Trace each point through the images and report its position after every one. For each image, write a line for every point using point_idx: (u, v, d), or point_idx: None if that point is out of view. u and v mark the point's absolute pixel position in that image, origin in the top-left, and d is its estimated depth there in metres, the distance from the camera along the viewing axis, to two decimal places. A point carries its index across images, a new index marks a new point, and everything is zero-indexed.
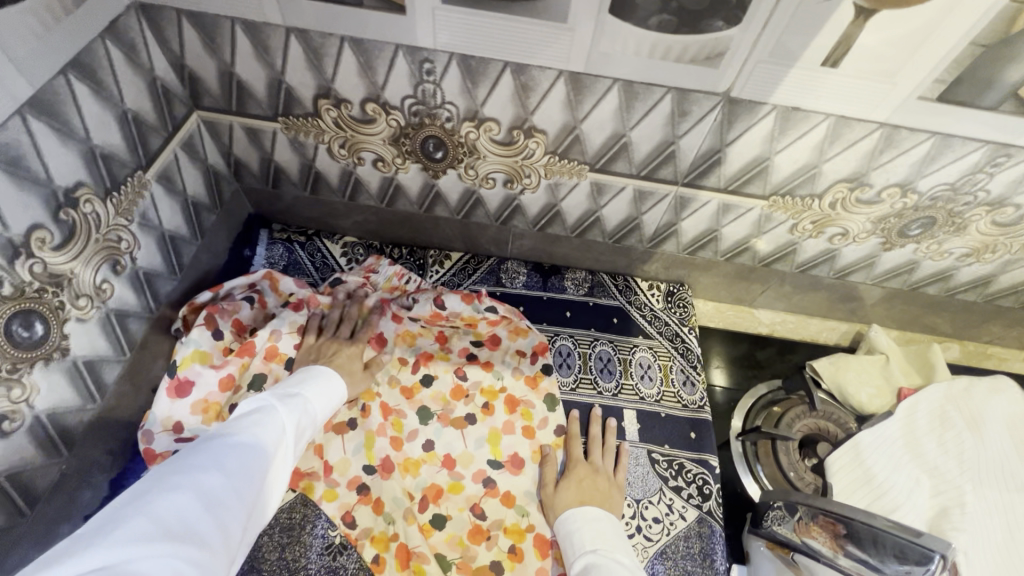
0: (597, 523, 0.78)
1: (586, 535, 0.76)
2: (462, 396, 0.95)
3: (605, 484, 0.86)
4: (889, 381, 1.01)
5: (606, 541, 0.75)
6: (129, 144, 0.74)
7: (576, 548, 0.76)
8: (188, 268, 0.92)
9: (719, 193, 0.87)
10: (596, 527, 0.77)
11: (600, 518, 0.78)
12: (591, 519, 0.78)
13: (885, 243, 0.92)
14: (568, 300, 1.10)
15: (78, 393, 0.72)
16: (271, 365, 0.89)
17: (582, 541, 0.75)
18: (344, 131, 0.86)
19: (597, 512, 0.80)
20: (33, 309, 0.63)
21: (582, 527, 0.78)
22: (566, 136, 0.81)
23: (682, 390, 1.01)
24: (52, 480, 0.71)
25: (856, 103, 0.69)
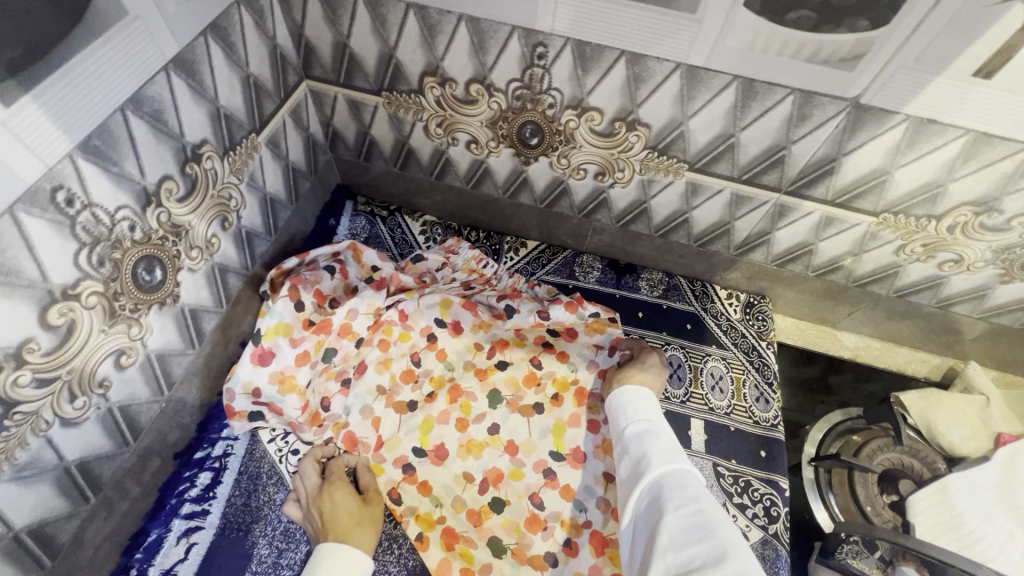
0: (644, 402, 0.76)
1: (635, 408, 0.75)
2: (534, 384, 0.94)
3: (652, 369, 0.86)
4: (986, 424, 0.93)
5: (653, 415, 0.74)
6: (247, 107, 0.77)
7: (624, 420, 0.75)
8: (281, 231, 0.96)
9: (824, 205, 0.83)
10: (639, 403, 0.76)
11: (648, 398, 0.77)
12: (638, 401, 0.76)
13: (1004, 275, 0.85)
14: (642, 300, 1.08)
15: (181, 338, 0.77)
16: (343, 342, 0.91)
17: (632, 414, 0.74)
18: (444, 110, 0.87)
19: (642, 391, 0.79)
20: (156, 255, 0.67)
21: (632, 403, 0.76)
22: (671, 132, 0.79)
23: (755, 406, 0.97)
24: (153, 415, 0.75)
25: (1005, 120, 0.64)
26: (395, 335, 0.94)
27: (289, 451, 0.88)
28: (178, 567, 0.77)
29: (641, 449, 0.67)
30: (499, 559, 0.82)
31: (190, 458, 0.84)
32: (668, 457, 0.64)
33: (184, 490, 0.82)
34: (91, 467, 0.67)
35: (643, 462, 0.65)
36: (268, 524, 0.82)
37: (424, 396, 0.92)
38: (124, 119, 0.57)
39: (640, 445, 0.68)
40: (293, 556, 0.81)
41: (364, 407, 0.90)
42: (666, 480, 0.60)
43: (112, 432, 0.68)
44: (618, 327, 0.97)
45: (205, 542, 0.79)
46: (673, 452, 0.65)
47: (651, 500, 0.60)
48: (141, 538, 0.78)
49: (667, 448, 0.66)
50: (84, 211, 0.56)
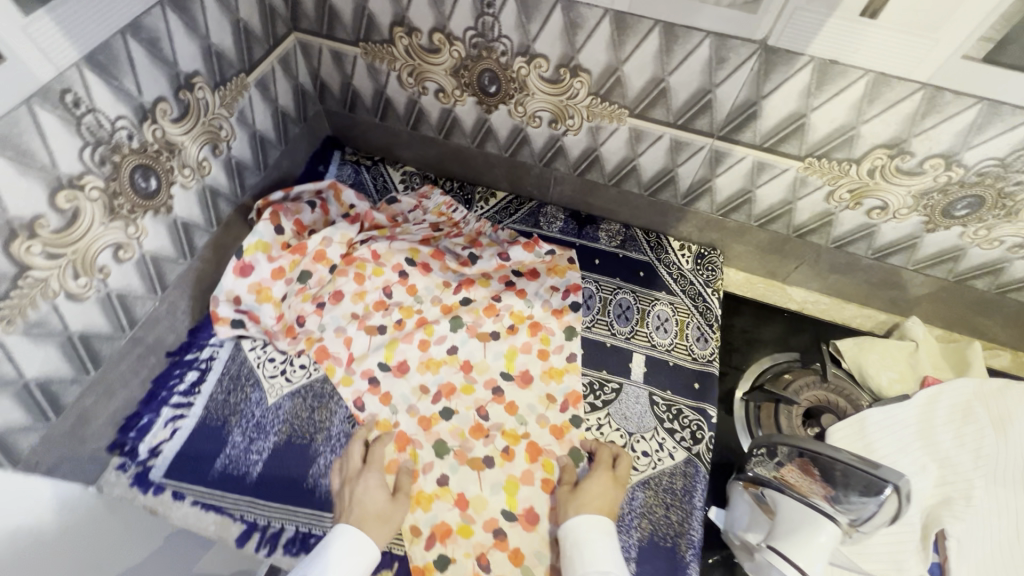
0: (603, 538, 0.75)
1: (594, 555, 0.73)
2: (493, 314, 1.05)
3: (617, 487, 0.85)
4: (914, 368, 0.98)
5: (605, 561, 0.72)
6: (237, 49, 0.89)
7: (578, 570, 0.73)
8: (271, 168, 1.08)
9: (754, 150, 0.89)
10: (593, 543, 0.75)
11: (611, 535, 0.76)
12: (596, 539, 0.75)
13: (928, 223, 0.90)
14: (600, 249, 1.15)
15: (174, 247, 0.89)
16: (317, 266, 1.01)
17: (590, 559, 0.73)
18: (413, 60, 0.97)
19: (602, 525, 0.77)
20: (151, 165, 0.79)
21: (592, 540, 0.75)
22: (609, 78, 0.87)
23: (695, 345, 1.04)
24: (147, 310, 0.88)
25: (896, 60, 0.70)
26: (369, 269, 1.04)
27: (266, 358, 0.99)
28: (163, 446, 0.90)
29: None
30: (441, 458, 0.92)
31: (182, 358, 0.96)
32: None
33: (174, 384, 0.94)
34: (91, 342, 0.79)
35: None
36: (243, 417, 0.93)
37: (393, 322, 1.03)
38: (124, 42, 0.69)
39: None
40: (261, 446, 0.91)
41: (338, 326, 1.01)
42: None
43: (110, 316, 0.81)
44: (576, 272, 1.10)
45: (188, 427, 0.92)
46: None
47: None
48: (136, 420, 0.91)
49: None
50: (89, 114, 0.68)
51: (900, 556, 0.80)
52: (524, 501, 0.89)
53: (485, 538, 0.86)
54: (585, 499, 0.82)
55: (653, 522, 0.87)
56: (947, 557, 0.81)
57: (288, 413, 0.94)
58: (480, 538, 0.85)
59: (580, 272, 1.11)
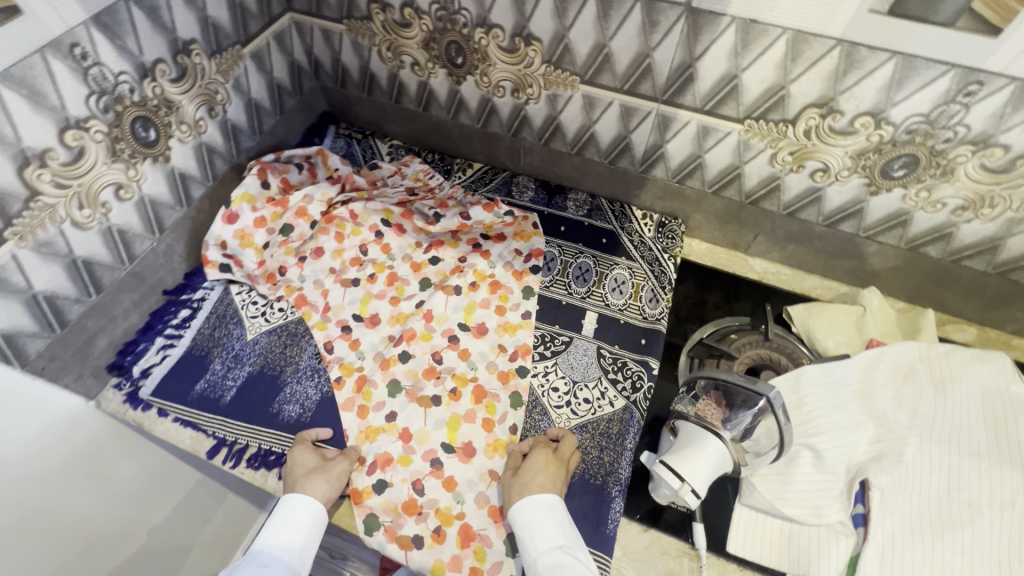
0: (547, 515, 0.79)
1: (540, 537, 0.78)
2: (457, 272, 1.12)
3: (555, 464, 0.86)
4: (861, 331, 0.99)
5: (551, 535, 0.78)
6: (233, 22, 1.01)
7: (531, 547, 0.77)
8: (267, 135, 1.20)
9: (697, 114, 0.94)
10: (541, 523, 0.79)
11: (553, 512, 0.80)
12: (538, 519, 0.79)
13: (869, 184, 0.92)
14: (566, 217, 1.21)
15: (172, 194, 1.01)
16: (298, 220, 1.12)
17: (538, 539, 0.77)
18: (389, 34, 1.07)
19: (543, 502, 0.80)
20: (151, 118, 0.91)
21: (540, 520, 0.79)
22: (558, 46, 0.94)
23: (647, 305, 1.08)
24: (146, 248, 1.00)
25: (810, 17, 0.74)
26: (348, 229, 1.15)
27: (249, 300, 1.10)
28: (153, 368, 1.02)
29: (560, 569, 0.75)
30: (393, 397, 0.99)
31: (177, 297, 1.08)
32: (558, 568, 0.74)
33: (169, 318, 1.06)
34: (94, 269, 0.92)
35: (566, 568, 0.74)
36: (224, 349, 1.04)
37: (366, 276, 1.12)
38: (127, 7, 0.81)
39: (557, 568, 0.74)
40: (237, 374, 1.02)
41: (317, 279, 1.11)
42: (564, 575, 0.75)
43: (111, 248, 0.93)
44: (540, 238, 1.16)
45: (176, 356, 1.03)
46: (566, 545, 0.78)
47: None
48: (133, 346, 1.03)
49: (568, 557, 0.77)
50: (95, 66, 0.81)
51: (821, 501, 0.83)
52: (463, 437, 0.95)
53: (422, 466, 0.93)
54: (532, 478, 0.84)
55: (584, 461, 0.92)
56: (870, 507, 0.82)
57: (263, 348, 1.05)
58: (417, 466, 0.92)
59: (544, 237, 1.17)
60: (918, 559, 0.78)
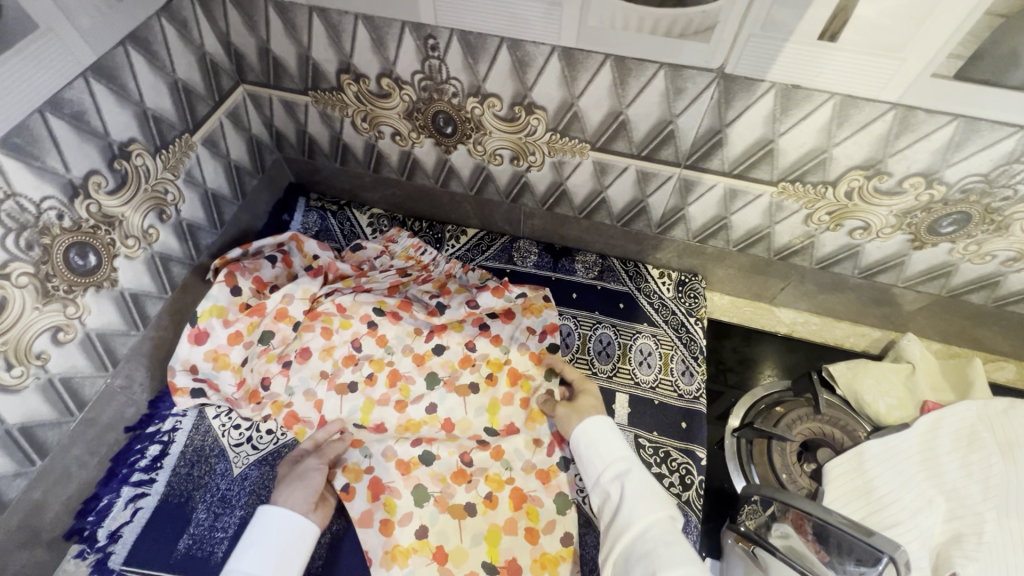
0: (615, 438, 0.82)
1: (602, 450, 0.80)
2: (469, 365, 1.00)
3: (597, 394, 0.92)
4: (913, 392, 0.93)
5: (625, 455, 0.79)
6: (177, 109, 0.85)
7: (599, 464, 0.80)
8: (228, 225, 1.04)
9: (725, 177, 0.85)
10: (603, 436, 0.82)
11: (613, 434, 0.82)
12: (604, 434, 0.82)
13: (914, 241, 0.85)
14: (577, 282, 1.10)
15: (123, 320, 0.85)
16: (279, 325, 0.98)
17: (604, 455, 0.80)
18: (364, 105, 0.93)
19: (607, 422, 0.84)
20: (88, 241, 0.75)
21: (602, 437, 0.82)
22: (566, 114, 0.83)
23: (680, 380, 0.99)
24: (98, 390, 0.83)
25: (861, 82, 0.65)
26: (336, 323, 1.00)
27: (231, 425, 0.94)
28: (123, 529, 0.85)
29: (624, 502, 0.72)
30: (421, 507, 0.87)
31: (142, 432, 0.91)
32: (642, 496, 0.72)
33: (134, 460, 0.89)
34: (34, 433, 0.75)
35: (629, 510, 0.71)
36: (207, 491, 0.88)
37: (364, 378, 0.98)
38: (43, 120, 0.65)
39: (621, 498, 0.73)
40: (227, 522, 0.86)
41: (307, 389, 0.96)
42: (652, 539, 0.66)
43: (54, 402, 0.77)
44: (553, 310, 1.04)
45: (150, 507, 0.87)
46: (654, 501, 0.71)
47: (637, 562, 0.65)
48: (94, 503, 0.85)
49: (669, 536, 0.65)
50: (8, 199, 0.64)
51: None
52: (506, 553, 0.85)
53: None
54: (581, 406, 0.88)
55: None
56: None
57: (254, 484, 0.89)
58: None
59: (556, 309, 1.05)
60: None
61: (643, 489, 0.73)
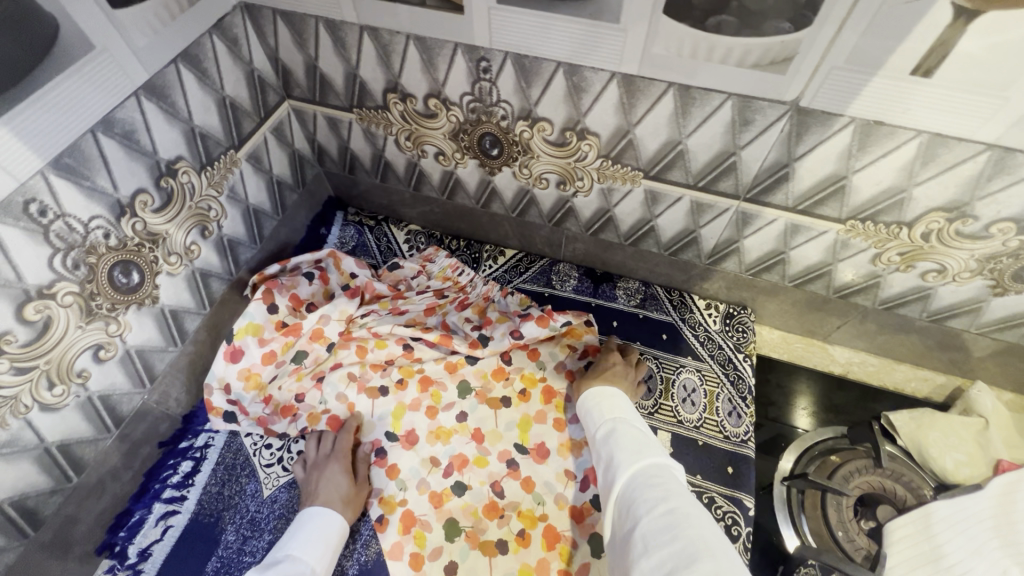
0: (616, 400, 0.80)
1: (602, 409, 0.79)
2: (503, 378, 0.98)
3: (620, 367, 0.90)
4: (985, 449, 0.85)
5: (621, 413, 0.77)
6: (224, 126, 0.84)
7: (595, 421, 0.78)
8: (268, 239, 1.03)
9: (787, 213, 0.80)
10: (605, 397, 0.81)
11: (617, 394, 0.82)
12: (610, 396, 0.81)
13: (995, 286, 0.78)
14: (618, 310, 1.06)
15: (162, 336, 0.84)
16: (314, 345, 0.96)
17: (601, 414, 0.78)
18: (409, 124, 0.91)
19: (616, 392, 0.82)
20: (132, 259, 0.74)
21: (602, 402, 0.80)
22: (620, 140, 0.79)
23: (726, 421, 0.93)
24: (135, 406, 0.83)
25: (954, 121, 0.60)
26: (371, 344, 0.98)
27: (263, 445, 0.94)
28: (153, 547, 0.84)
29: (612, 451, 0.70)
30: (451, 542, 0.84)
31: (175, 447, 0.91)
32: (637, 450, 0.67)
33: (167, 476, 0.88)
34: (72, 449, 0.75)
35: (616, 461, 0.68)
36: (236, 513, 0.87)
37: (395, 382, 0.96)
38: (94, 139, 0.65)
39: (609, 446, 0.71)
40: (255, 546, 0.85)
41: (338, 393, 0.94)
42: (637, 481, 0.62)
43: (92, 419, 0.76)
44: (595, 335, 0.99)
45: (180, 525, 0.86)
46: (644, 446, 0.68)
47: (627, 504, 0.61)
48: (126, 518, 0.85)
49: (650, 475, 0.62)
50: (57, 220, 0.64)
51: None
52: None
53: None
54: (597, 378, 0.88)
55: None
56: None
57: (284, 508, 0.88)
58: None
59: (598, 335, 1.00)
60: None
61: (638, 441, 0.70)
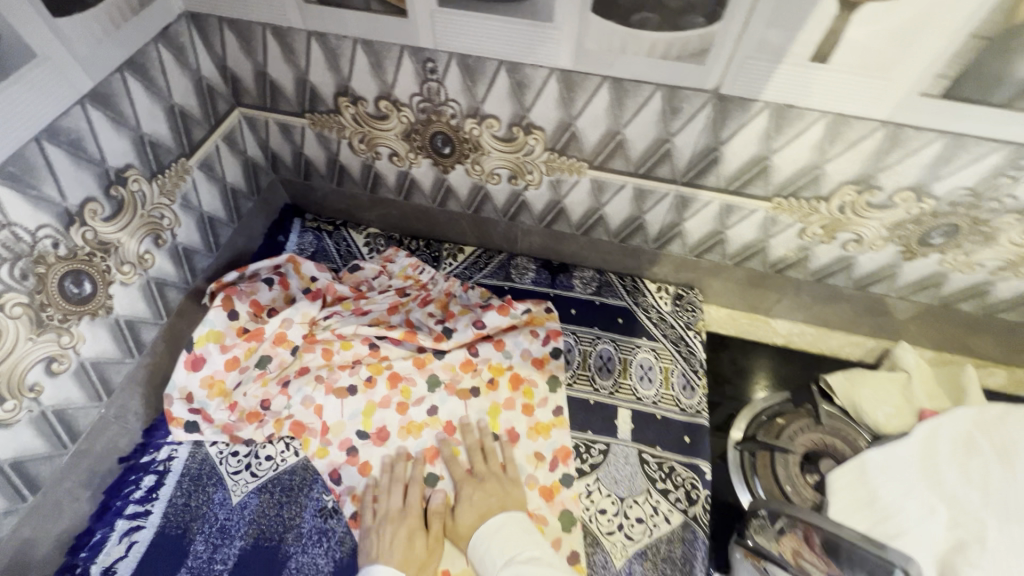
0: (512, 530, 0.77)
1: (502, 544, 0.75)
2: (471, 369, 1.01)
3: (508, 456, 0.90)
4: (909, 400, 0.94)
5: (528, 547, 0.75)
6: (174, 134, 0.85)
7: (493, 559, 0.74)
8: (224, 248, 1.03)
9: (721, 194, 0.86)
10: (505, 528, 0.78)
11: (512, 523, 0.78)
12: (512, 523, 0.78)
13: (905, 252, 0.87)
14: (575, 298, 1.10)
15: (118, 347, 0.83)
16: (278, 349, 0.97)
17: (499, 551, 0.75)
18: (362, 127, 0.93)
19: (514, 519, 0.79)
20: (83, 269, 0.74)
21: (500, 532, 0.77)
22: (563, 134, 0.84)
23: (681, 394, 0.99)
24: (92, 420, 0.82)
25: (852, 101, 0.67)
26: (337, 346, 1.00)
27: (229, 453, 0.92)
28: (117, 565, 0.81)
29: None
30: None
31: (136, 462, 0.89)
32: None
33: (129, 492, 0.87)
34: (26, 467, 0.73)
35: None
36: (205, 522, 0.86)
37: (363, 381, 0.98)
38: (39, 148, 0.65)
39: None
40: (227, 553, 0.84)
41: (305, 396, 0.95)
42: None
43: (47, 434, 0.75)
44: (556, 321, 1.05)
45: (145, 540, 0.84)
46: None
47: None
48: (87, 538, 0.83)
49: None
50: (3, 229, 0.63)
51: None
52: None
53: None
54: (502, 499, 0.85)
55: None
56: None
57: (255, 513, 0.87)
58: None
59: (559, 321, 1.06)
60: None
61: None
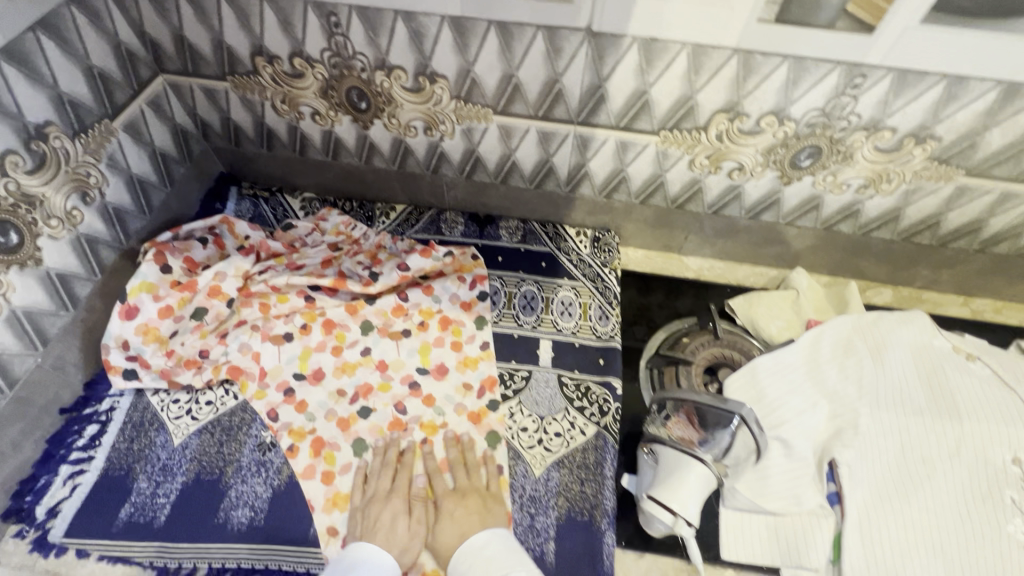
0: None
1: None
2: (402, 313, 1.07)
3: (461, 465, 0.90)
4: (799, 314, 1.04)
5: None
6: (95, 95, 0.89)
7: None
8: (158, 211, 1.07)
9: (614, 131, 0.94)
10: None
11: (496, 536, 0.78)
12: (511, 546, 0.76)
13: (782, 176, 0.97)
14: (501, 246, 1.18)
15: (51, 300, 0.87)
16: (213, 301, 1.01)
17: None
18: (281, 87, 0.99)
19: None
20: (8, 220, 0.78)
21: None
22: (465, 81, 0.91)
23: (598, 323, 1.07)
24: (29, 368, 0.86)
25: (704, 31, 0.76)
26: (273, 299, 1.05)
27: (170, 400, 0.97)
28: (62, 504, 0.87)
29: None
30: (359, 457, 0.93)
31: (78, 413, 0.93)
32: None
33: (72, 441, 0.91)
34: None
35: None
36: (148, 462, 0.91)
37: (299, 328, 1.04)
38: None
39: None
40: (169, 488, 0.89)
41: (242, 344, 1.01)
42: None
43: None
44: (482, 267, 1.12)
45: (89, 482, 0.89)
46: None
47: None
48: (32, 483, 0.88)
49: None
50: None
51: (799, 489, 0.84)
52: None
53: None
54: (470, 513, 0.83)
55: (570, 498, 0.90)
56: (841, 484, 0.81)
57: (196, 452, 0.92)
58: None
59: (486, 268, 1.13)
60: (894, 527, 0.79)
61: None
